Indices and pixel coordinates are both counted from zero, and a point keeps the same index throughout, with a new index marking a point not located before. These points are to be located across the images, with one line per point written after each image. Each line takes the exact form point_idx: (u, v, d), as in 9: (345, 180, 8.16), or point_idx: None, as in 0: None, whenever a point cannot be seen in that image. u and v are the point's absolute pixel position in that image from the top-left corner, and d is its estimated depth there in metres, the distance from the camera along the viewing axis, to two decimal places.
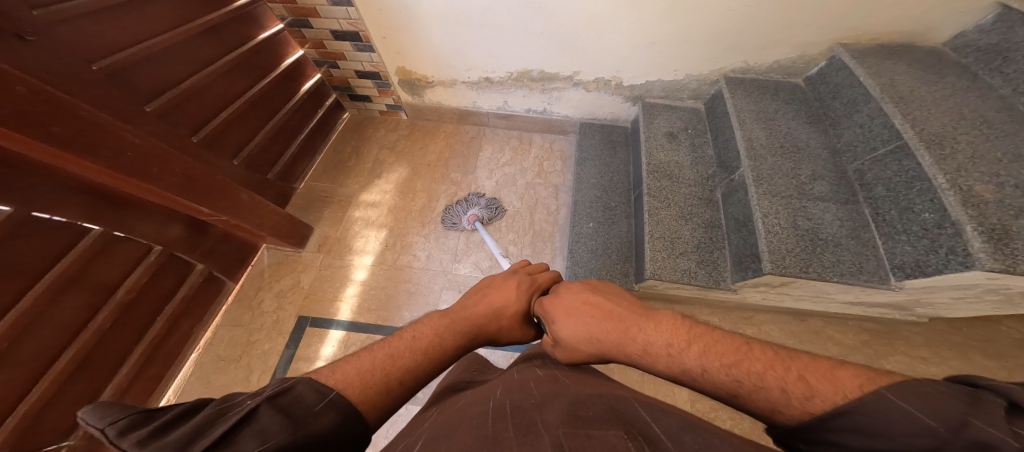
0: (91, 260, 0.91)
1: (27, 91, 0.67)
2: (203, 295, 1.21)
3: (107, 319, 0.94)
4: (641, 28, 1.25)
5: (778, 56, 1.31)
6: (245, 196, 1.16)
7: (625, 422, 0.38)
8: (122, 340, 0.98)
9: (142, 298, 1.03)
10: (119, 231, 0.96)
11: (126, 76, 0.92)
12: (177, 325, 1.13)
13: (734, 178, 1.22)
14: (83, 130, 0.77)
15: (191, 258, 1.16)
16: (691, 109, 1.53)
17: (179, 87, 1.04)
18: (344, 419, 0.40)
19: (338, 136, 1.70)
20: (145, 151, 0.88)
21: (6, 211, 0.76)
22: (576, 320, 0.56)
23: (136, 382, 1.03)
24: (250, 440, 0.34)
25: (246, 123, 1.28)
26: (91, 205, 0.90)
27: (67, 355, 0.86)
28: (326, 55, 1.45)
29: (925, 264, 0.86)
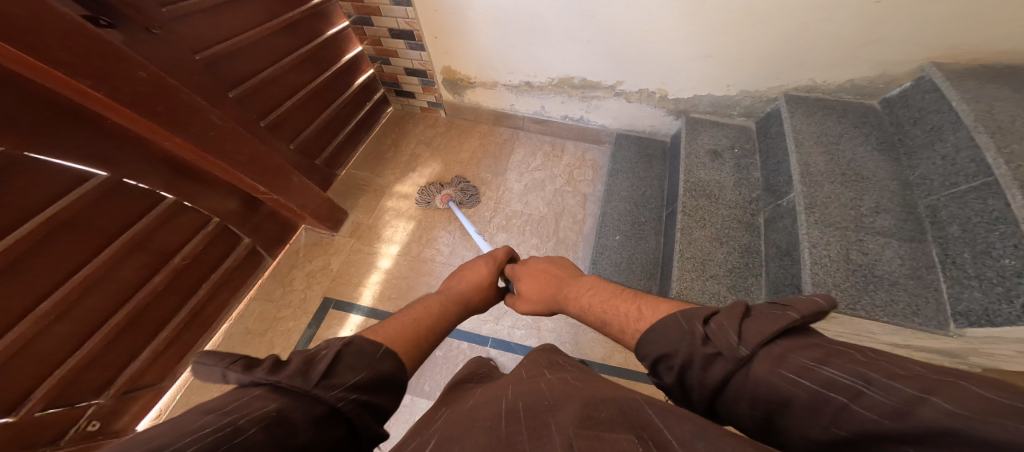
0: (159, 226, 1.05)
1: (146, 76, 0.81)
2: (246, 267, 1.34)
3: (163, 280, 1.07)
4: (694, 38, 1.19)
5: (851, 74, 1.19)
6: (295, 179, 1.26)
7: (636, 426, 0.33)
8: (174, 298, 1.13)
9: (196, 263, 1.17)
10: (187, 202, 1.11)
11: (220, 64, 1.06)
12: (219, 292, 1.26)
13: (782, 203, 1.12)
14: (179, 111, 0.89)
15: (240, 232, 1.30)
16: (740, 127, 1.43)
17: (257, 75, 1.18)
18: (398, 364, 0.48)
19: (380, 129, 1.81)
20: (221, 132, 1.00)
21: (104, 176, 0.91)
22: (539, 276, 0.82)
23: (177, 340, 1.16)
24: (348, 374, 0.40)
25: (306, 110, 1.41)
26: (170, 176, 1.04)
27: (129, 305, 1.00)
28: (381, 52, 1.55)
29: (995, 314, 0.74)
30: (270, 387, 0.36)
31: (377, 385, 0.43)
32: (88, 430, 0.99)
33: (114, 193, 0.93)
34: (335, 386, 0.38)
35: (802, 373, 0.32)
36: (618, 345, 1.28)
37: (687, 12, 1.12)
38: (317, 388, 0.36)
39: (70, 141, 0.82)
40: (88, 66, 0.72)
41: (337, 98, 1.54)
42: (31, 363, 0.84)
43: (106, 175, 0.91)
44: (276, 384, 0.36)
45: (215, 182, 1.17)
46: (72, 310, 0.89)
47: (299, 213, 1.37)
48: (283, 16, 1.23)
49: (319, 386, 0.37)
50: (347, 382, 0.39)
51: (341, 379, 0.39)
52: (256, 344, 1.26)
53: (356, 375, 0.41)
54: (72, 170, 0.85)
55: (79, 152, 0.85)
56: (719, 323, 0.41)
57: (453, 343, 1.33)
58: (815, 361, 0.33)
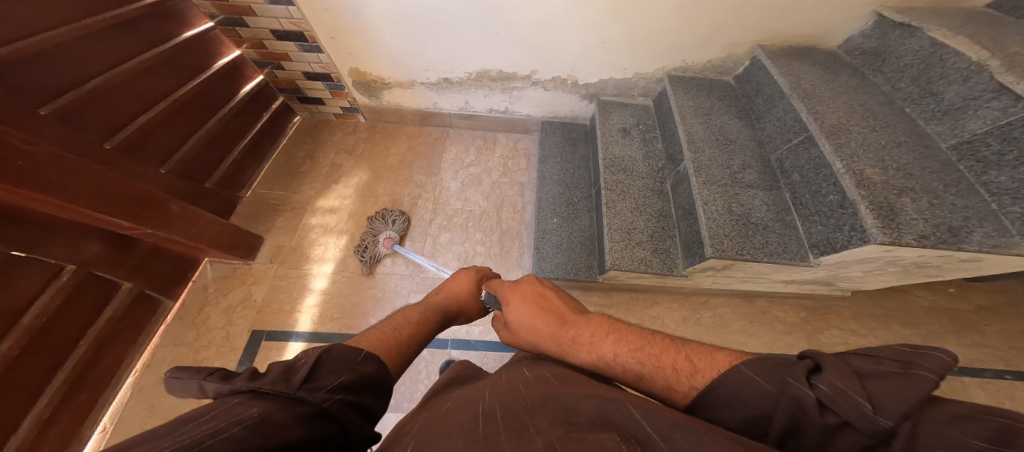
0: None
1: None
2: (137, 314, 1.08)
3: (14, 347, 0.82)
4: (591, 28, 1.32)
5: (709, 56, 1.45)
6: (175, 207, 1.03)
7: (612, 424, 0.39)
8: (35, 371, 0.86)
9: (58, 323, 0.90)
10: (19, 249, 0.84)
11: (16, 77, 0.79)
12: (107, 347, 1.01)
13: (679, 170, 1.34)
14: None
15: (115, 276, 1.02)
16: (642, 106, 1.64)
17: (80, 89, 0.92)
18: (383, 365, 0.50)
19: (289, 140, 1.59)
20: (38, 161, 0.77)
21: None
22: (524, 308, 0.68)
23: (62, 413, 0.92)
24: (330, 377, 0.42)
25: (176, 126, 1.15)
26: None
27: None
28: (267, 56, 1.35)
29: (834, 241, 1.01)
30: (250, 394, 0.37)
31: (362, 386, 0.45)
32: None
33: None
34: (318, 389, 0.40)
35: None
36: None
37: (579, 3, 1.22)
38: (299, 390, 0.38)
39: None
40: None
41: (218, 110, 1.30)
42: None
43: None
44: (255, 390, 0.37)
45: (61, 225, 0.90)
46: None
47: (194, 245, 1.14)
48: (106, 14, 0.97)
49: (302, 389, 0.39)
50: (331, 384, 0.41)
51: (323, 382, 0.41)
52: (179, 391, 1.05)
53: (339, 378, 0.43)
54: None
55: None
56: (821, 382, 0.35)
57: (414, 354, 1.29)
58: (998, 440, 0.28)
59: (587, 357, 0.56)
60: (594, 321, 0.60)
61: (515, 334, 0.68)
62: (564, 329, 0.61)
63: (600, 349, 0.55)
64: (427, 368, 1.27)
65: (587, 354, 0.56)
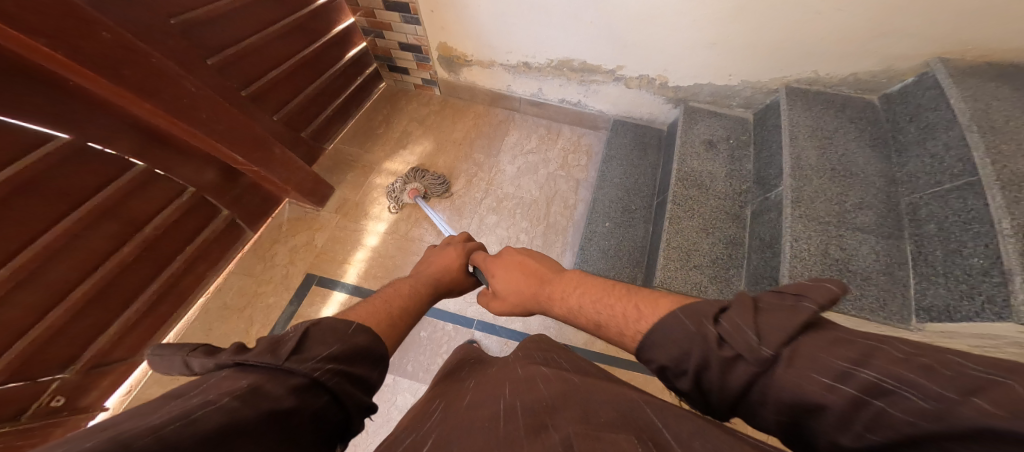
0: (130, 192, 1.01)
1: (111, 37, 0.79)
2: (225, 240, 1.31)
3: (132, 252, 1.04)
4: (699, 24, 1.17)
5: (856, 67, 1.16)
6: (278, 151, 1.25)
7: (635, 427, 0.34)
8: (140, 274, 1.09)
9: (167, 236, 1.13)
10: (159, 169, 1.07)
11: (199, 32, 1.03)
12: (194, 266, 1.23)
13: (770, 197, 1.12)
14: (148, 75, 0.88)
15: (218, 203, 1.26)
16: (738, 118, 1.42)
17: (238, 45, 1.14)
18: (375, 336, 0.47)
19: (371, 105, 1.77)
20: (195, 100, 0.99)
21: (66, 139, 0.87)
22: (506, 276, 0.71)
23: (144, 319, 1.13)
24: (320, 348, 0.40)
25: (293, 81, 1.38)
26: (140, 141, 1.00)
27: (89, 282, 0.97)
28: (374, 25, 1.52)
29: (956, 310, 0.77)
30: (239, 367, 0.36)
31: (353, 357, 0.43)
32: (51, 407, 0.97)
33: (81, 157, 0.90)
34: (307, 359, 0.38)
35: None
36: None
37: None
38: (287, 362, 0.37)
39: (28, 104, 0.79)
40: (44, 24, 0.70)
41: (326, 71, 1.51)
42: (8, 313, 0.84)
43: (68, 137, 0.87)
44: (242, 362, 0.36)
45: (191, 152, 1.13)
46: (38, 275, 0.87)
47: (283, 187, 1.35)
48: None
49: (290, 360, 0.37)
50: (320, 354, 0.39)
51: (313, 353, 0.39)
52: (233, 322, 1.24)
53: (328, 348, 0.41)
54: (29, 130, 0.81)
55: (48, 116, 0.82)
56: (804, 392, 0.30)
57: (439, 326, 1.33)
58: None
59: (561, 309, 0.60)
60: (568, 277, 0.63)
61: (504, 301, 0.71)
62: (542, 287, 0.65)
63: (567, 303, 0.59)
64: (447, 343, 1.30)
65: (560, 309, 0.60)
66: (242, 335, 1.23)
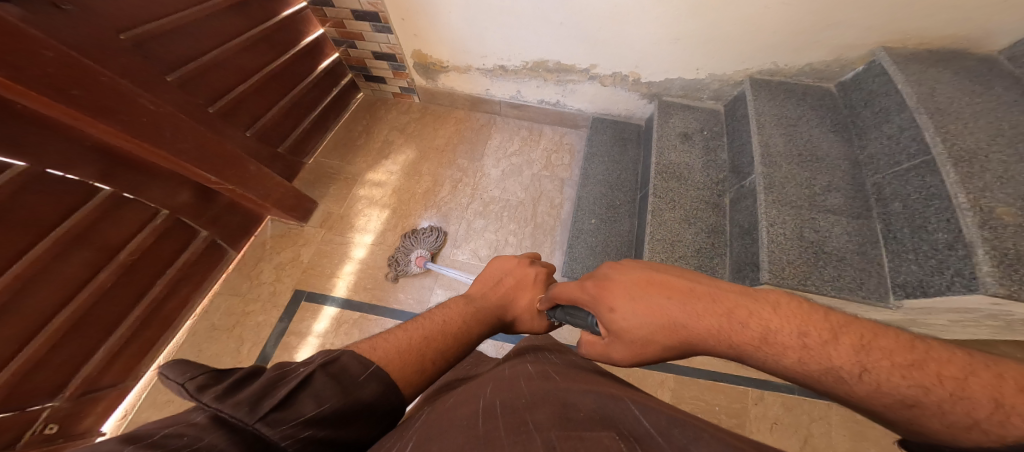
0: (101, 217, 0.95)
1: (54, 55, 0.73)
2: (206, 260, 1.24)
3: (109, 278, 0.97)
4: (665, 24, 1.22)
5: (811, 58, 1.24)
6: (253, 168, 1.19)
7: (614, 421, 0.35)
8: (120, 302, 1.02)
9: (144, 260, 1.06)
10: (129, 192, 1.00)
11: (152, 45, 0.97)
12: (176, 288, 1.17)
13: (745, 184, 1.17)
14: (102, 96, 0.82)
15: (196, 224, 1.19)
16: (710, 111, 1.48)
17: (199, 60, 1.09)
18: (387, 387, 0.42)
19: (349, 115, 1.73)
20: (156, 117, 0.93)
21: (23, 167, 0.80)
22: (642, 304, 0.43)
23: (129, 346, 1.07)
24: (309, 404, 0.36)
25: (263, 95, 1.33)
26: (105, 164, 0.94)
27: (65, 313, 0.90)
28: (345, 35, 1.48)
29: (928, 284, 0.82)
30: (214, 414, 0.33)
31: (348, 415, 0.38)
32: (46, 434, 0.91)
33: (41, 185, 0.84)
34: (284, 421, 0.33)
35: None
36: None
37: None
38: (259, 423, 0.32)
39: None
40: None
41: (298, 83, 1.46)
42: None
43: (26, 164, 0.81)
44: (221, 411, 0.32)
45: (162, 172, 1.07)
46: (11, 306, 0.80)
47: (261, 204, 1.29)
48: None
49: (264, 421, 0.32)
50: (306, 414, 0.35)
51: (298, 411, 0.35)
52: (224, 342, 1.19)
53: (320, 405, 0.36)
54: None
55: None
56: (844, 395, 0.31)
57: None
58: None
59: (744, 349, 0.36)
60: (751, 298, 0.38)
61: (639, 345, 0.43)
62: (724, 316, 0.37)
63: (822, 356, 0.31)
64: None
65: (800, 364, 0.32)
66: (234, 354, 1.18)
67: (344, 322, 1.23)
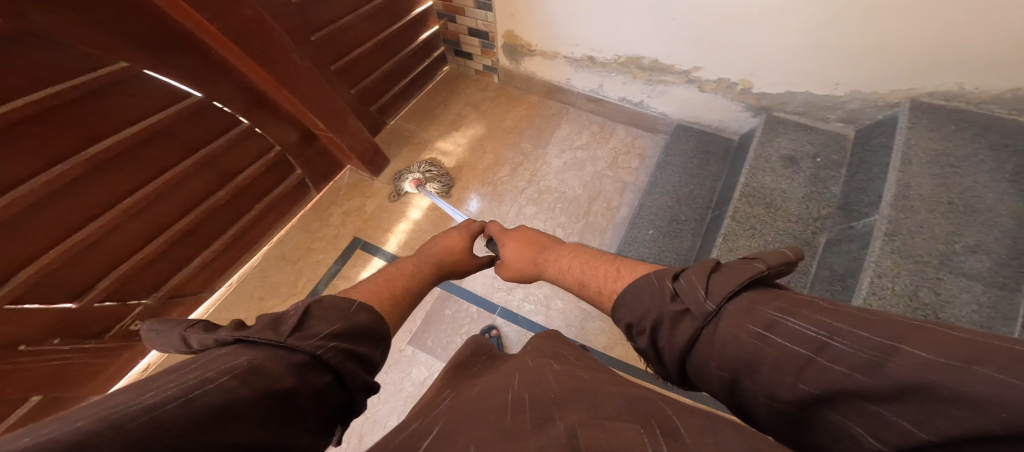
0: (231, 146, 1.21)
1: (251, 14, 0.96)
2: (293, 196, 1.48)
3: (224, 196, 1.23)
4: (799, 20, 1.02)
5: (1019, 83, 0.90)
6: (349, 121, 1.39)
7: (644, 417, 0.31)
8: (222, 218, 1.27)
9: (254, 184, 1.33)
10: (258, 128, 1.26)
11: (304, 10, 1.19)
12: (266, 216, 1.41)
13: (857, 225, 0.93)
14: (270, 48, 1.06)
15: (294, 163, 1.43)
16: (835, 135, 1.21)
17: (333, 24, 1.31)
18: (375, 317, 0.50)
19: (433, 85, 1.87)
20: (298, 70, 1.16)
21: (198, 98, 1.06)
22: (516, 246, 0.85)
23: (218, 258, 1.30)
24: (322, 326, 0.41)
25: (371, 59, 1.52)
26: (248, 103, 1.19)
27: (192, 215, 1.16)
28: (449, 9, 1.60)
29: None
30: (240, 344, 0.37)
31: (357, 336, 0.44)
32: (130, 330, 1.14)
33: (203, 112, 1.09)
34: (310, 336, 0.39)
35: (766, 326, 0.34)
36: (623, 338, 1.19)
37: None
38: (290, 339, 0.37)
39: (180, 66, 0.99)
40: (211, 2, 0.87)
41: (400, 51, 1.63)
42: (122, 239, 1.02)
43: (200, 96, 1.07)
44: (241, 341, 0.37)
45: (285, 116, 1.32)
46: (150, 209, 1.05)
47: (347, 155, 1.49)
48: None
49: (291, 338, 0.38)
50: (323, 332, 0.40)
51: (315, 330, 0.40)
52: (287, 271, 1.39)
53: (330, 327, 0.42)
54: (175, 89, 1.01)
55: (190, 77, 1.02)
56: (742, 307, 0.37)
57: (462, 306, 1.29)
58: (777, 314, 0.35)
59: (555, 272, 0.75)
60: (567, 249, 0.76)
61: (509, 266, 0.87)
62: (541, 255, 0.79)
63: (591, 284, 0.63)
64: (468, 324, 1.26)
65: (562, 275, 0.72)
66: (291, 285, 1.37)
67: None
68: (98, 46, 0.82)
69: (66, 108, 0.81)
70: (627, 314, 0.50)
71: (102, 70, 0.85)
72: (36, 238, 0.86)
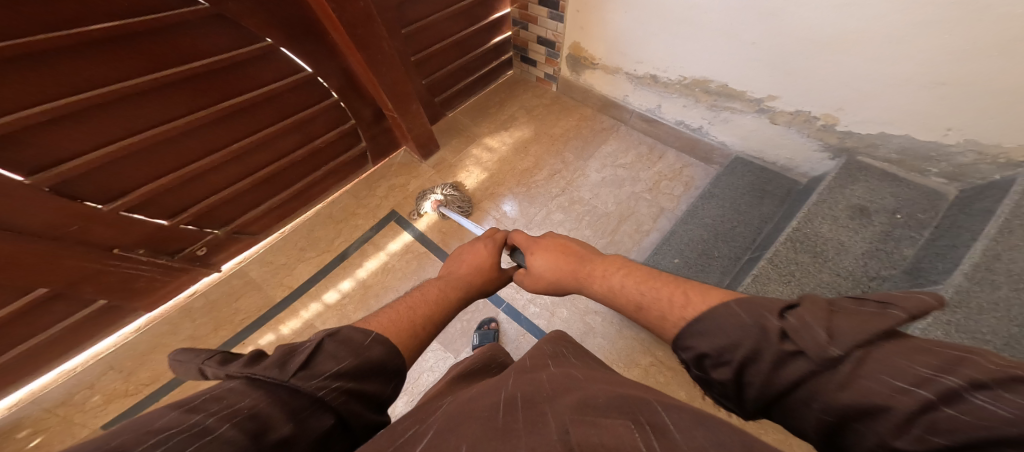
0: (317, 115, 1.45)
1: (361, 7, 1.16)
2: (355, 164, 1.71)
3: (301, 154, 1.49)
4: (900, 50, 0.90)
5: None
6: (413, 106, 1.56)
7: (630, 409, 0.29)
8: (297, 171, 1.53)
9: (327, 148, 1.58)
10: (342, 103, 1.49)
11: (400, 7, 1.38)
12: (328, 177, 1.65)
13: (917, 293, 0.79)
14: (367, 38, 1.25)
15: (362, 136, 1.65)
16: (930, 192, 1.01)
17: (422, 21, 1.48)
18: (391, 349, 0.44)
19: (495, 87, 1.98)
20: (382, 58, 1.34)
21: (309, 73, 1.32)
22: (550, 256, 0.68)
23: (285, 205, 1.56)
24: (328, 363, 0.38)
25: (445, 55, 1.69)
26: (342, 82, 1.43)
27: (277, 164, 1.43)
28: (524, 17, 1.69)
29: None
30: (247, 380, 0.35)
31: (365, 372, 0.40)
32: (195, 254, 1.39)
33: (307, 85, 1.35)
34: (314, 376, 0.36)
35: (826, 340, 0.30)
36: (616, 364, 1.15)
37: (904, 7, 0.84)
38: (293, 379, 0.35)
39: (304, 46, 1.24)
40: None
41: (472, 51, 1.77)
42: (220, 175, 1.30)
43: (310, 72, 1.32)
44: (250, 376, 0.35)
45: (365, 95, 1.54)
46: (248, 154, 1.33)
47: (405, 136, 1.66)
48: None
49: (296, 377, 0.35)
50: (329, 371, 0.37)
51: (321, 368, 0.37)
52: (332, 229, 1.58)
53: (339, 363, 0.38)
54: (293, 63, 1.27)
55: (307, 54, 1.27)
56: (799, 317, 0.33)
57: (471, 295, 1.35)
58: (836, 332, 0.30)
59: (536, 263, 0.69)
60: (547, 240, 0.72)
61: (537, 279, 0.69)
62: (583, 265, 0.63)
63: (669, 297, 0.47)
64: (473, 312, 1.31)
65: (538, 265, 0.69)
66: (327, 243, 1.55)
67: (412, 249, 1.48)
68: (255, 27, 1.10)
69: (215, 73, 1.09)
70: (702, 343, 0.39)
71: (247, 47, 1.12)
72: (161, 164, 1.14)
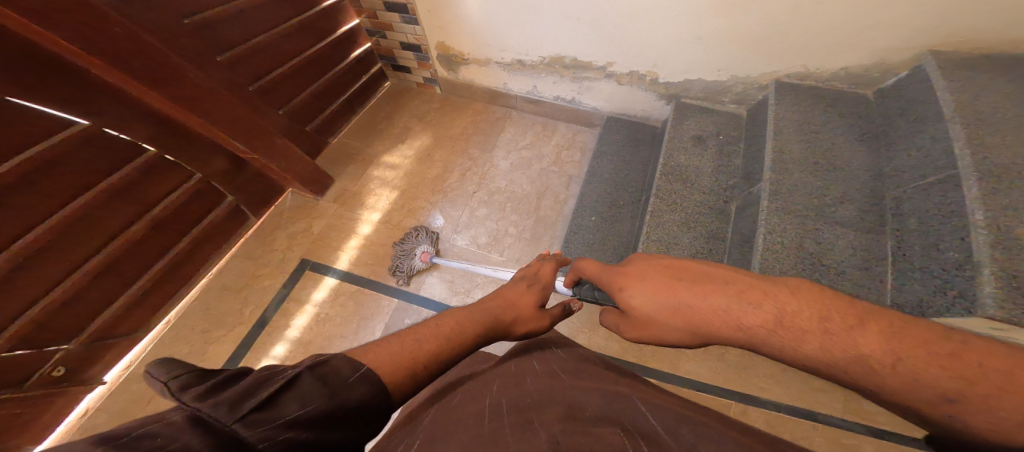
0: (139, 178, 1.10)
1: (122, 32, 0.87)
2: (229, 224, 1.38)
3: (138, 232, 1.12)
4: (683, 22, 1.18)
5: (852, 61, 1.10)
6: (277, 141, 1.31)
7: (618, 419, 0.34)
8: (149, 252, 1.17)
9: (180, 213, 1.22)
10: (169, 156, 1.15)
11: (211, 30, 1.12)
12: (199, 249, 1.31)
13: (753, 192, 1.13)
14: (154, 68, 0.96)
15: (224, 189, 1.33)
16: (731, 115, 1.40)
17: (247, 44, 1.23)
18: (378, 391, 0.36)
19: (376, 102, 1.84)
20: (197, 92, 1.06)
21: (86, 124, 0.96)
22: (650, 286, 0.53)
23: (142, 300, 1.19)
24: (293, 405, 0.30)
25: (300, 77, 1.46)
26: (154, 131, 1.09)
27: (99, 256, 1.05)
28: (376, 25, 1.58)
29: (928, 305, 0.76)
30: (193, 415, 0.27)
31: (336, 420, 0.32)
32: (53, 375, 1.05)
33: (97, 141, 0.99)
34: (267, 421, 0.28)
35: None
36: (581, 325, 1.28)
37: None
38: (238, 424, 0.27)
39: (50, 89, 0.88)
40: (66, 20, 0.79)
41: (332, 68, 1.58)
42: (22, 288, 0.93)
43: (87, 123, 0.96)
44: (195, 413, 0.27)
45: (201, 140, 1.21)
46: (50, 251, 0.95)
47: (285, 177, 1.42)
48: None
49: (243, 421, 0.27)
50: (290, 414, 0.29)
51: (283, 410, 0.29)
52: (231, 300, 1.30)
53: (304, 407, 0.30)
54: (55, 117, 0.91)
55: (63, 100, 0.91)
56: None
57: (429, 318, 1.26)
58: None
59: (637, 303, 0.53)
60: (645, 269, 0.55)
61: (646, 323, 0.53)
62: (737, 305, 0.45)
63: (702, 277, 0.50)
64: None
65: (644, 305, 0.52)
66: (236, 315, 1.28)
67: (342, 293, 1.30)
68: None
69: None
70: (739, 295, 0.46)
71: None
72: None
